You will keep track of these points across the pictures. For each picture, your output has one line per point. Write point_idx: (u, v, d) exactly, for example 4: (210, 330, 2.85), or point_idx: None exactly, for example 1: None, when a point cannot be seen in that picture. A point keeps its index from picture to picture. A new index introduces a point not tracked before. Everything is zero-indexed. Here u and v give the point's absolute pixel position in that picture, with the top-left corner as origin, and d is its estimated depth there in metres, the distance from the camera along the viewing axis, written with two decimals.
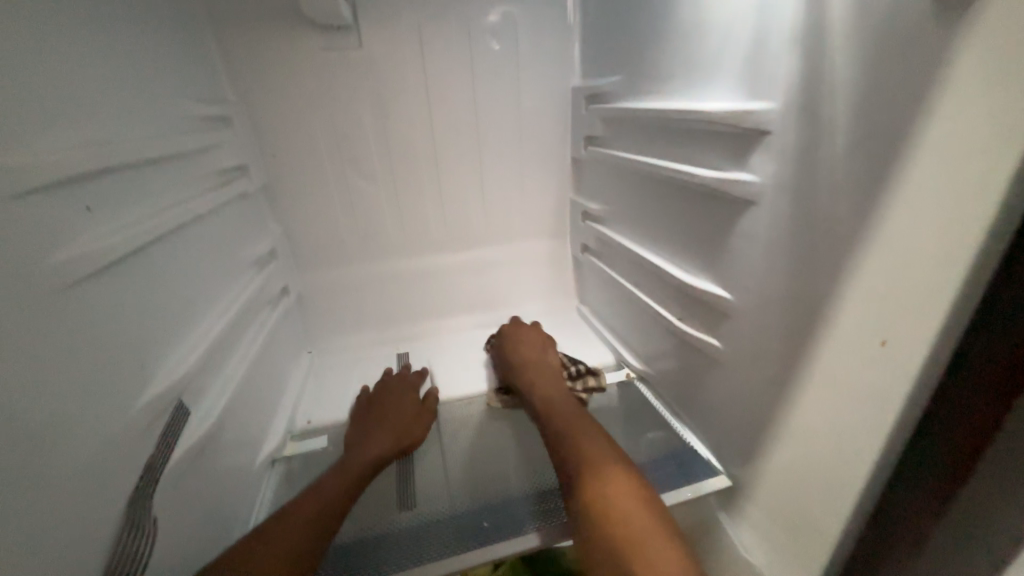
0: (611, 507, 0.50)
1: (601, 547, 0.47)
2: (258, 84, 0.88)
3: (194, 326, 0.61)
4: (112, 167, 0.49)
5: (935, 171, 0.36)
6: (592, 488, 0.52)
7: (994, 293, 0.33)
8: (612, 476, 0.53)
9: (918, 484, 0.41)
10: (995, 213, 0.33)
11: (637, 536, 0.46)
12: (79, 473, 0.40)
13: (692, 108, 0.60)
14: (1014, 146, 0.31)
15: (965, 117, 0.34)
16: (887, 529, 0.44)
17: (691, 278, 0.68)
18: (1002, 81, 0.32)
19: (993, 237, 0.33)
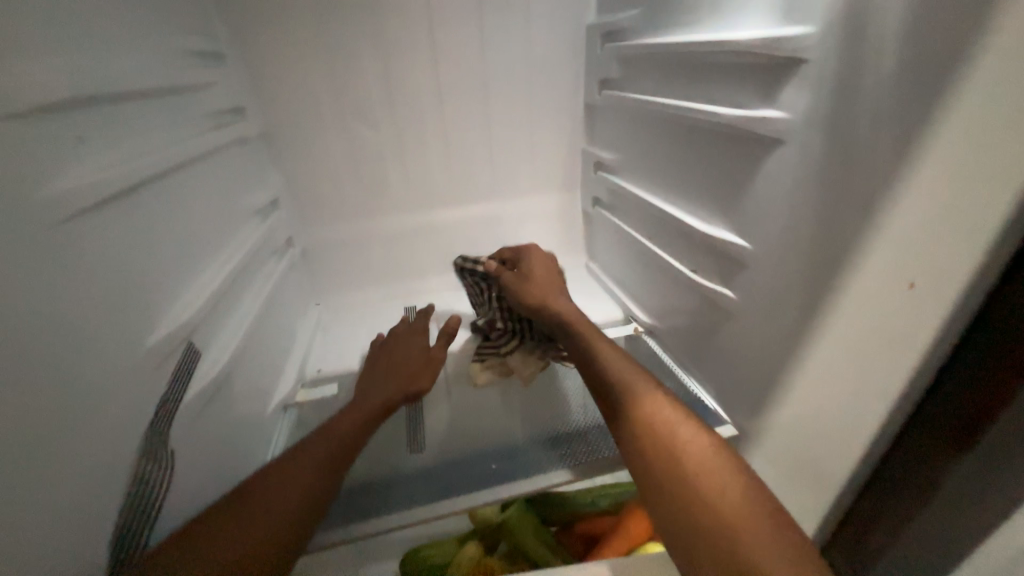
0: (662, 441, 0.46)
1: (701, 531, 0.39)
2: (253, 20, 0.83)
3: (200, 271, 0.60)
4: (102, 97, 0.46)
5: (990, 95, 0.33)
6: (677, 459, 0.44)
7: None
8: (697, 444, 0.45)
9: (943, 418, 0.42)
10: None
11: (742, 519, 0.39)
12: (93, 404, 0.40)
13: (718, 39, 0.55)
14: None
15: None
16: (902, 463, 0.46)
17: (707, 227, 0.65)
18: None
19: None
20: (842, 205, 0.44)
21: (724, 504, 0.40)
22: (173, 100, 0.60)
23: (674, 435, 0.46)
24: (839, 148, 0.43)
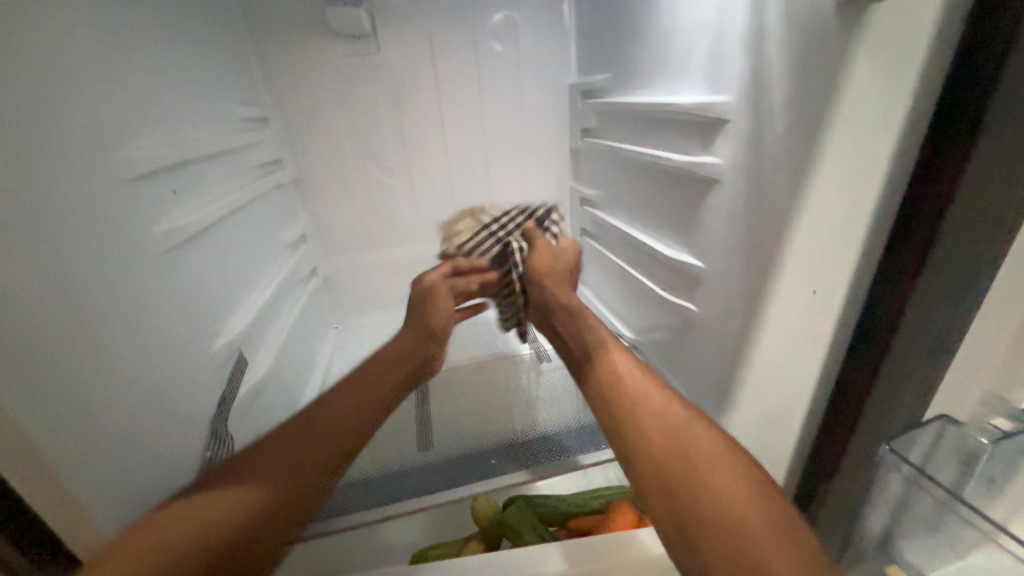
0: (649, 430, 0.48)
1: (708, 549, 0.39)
2: (288, 87, 0.99)
3: (247, 293, 0.72)
4: (185, 161, 0.60)
5: (847, 143, 0.46)
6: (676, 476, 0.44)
7: (921, 199, 0.45)
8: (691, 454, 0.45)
9: (857, 364, 0.54)
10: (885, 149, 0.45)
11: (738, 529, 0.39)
12: (180, 394, 0.51)
13: (667, 101, 0.69)
14: (895, 105, 0.43)
15: (862, 94, 0.44)
16: (833, 423, 0.58)
17: (671, 251, 0.77)
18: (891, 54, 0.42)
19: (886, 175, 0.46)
20: (760, 230, 0.56)
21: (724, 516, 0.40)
22: (230, 157, 0.75)
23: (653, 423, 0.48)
24: (755, 187, 0.56)
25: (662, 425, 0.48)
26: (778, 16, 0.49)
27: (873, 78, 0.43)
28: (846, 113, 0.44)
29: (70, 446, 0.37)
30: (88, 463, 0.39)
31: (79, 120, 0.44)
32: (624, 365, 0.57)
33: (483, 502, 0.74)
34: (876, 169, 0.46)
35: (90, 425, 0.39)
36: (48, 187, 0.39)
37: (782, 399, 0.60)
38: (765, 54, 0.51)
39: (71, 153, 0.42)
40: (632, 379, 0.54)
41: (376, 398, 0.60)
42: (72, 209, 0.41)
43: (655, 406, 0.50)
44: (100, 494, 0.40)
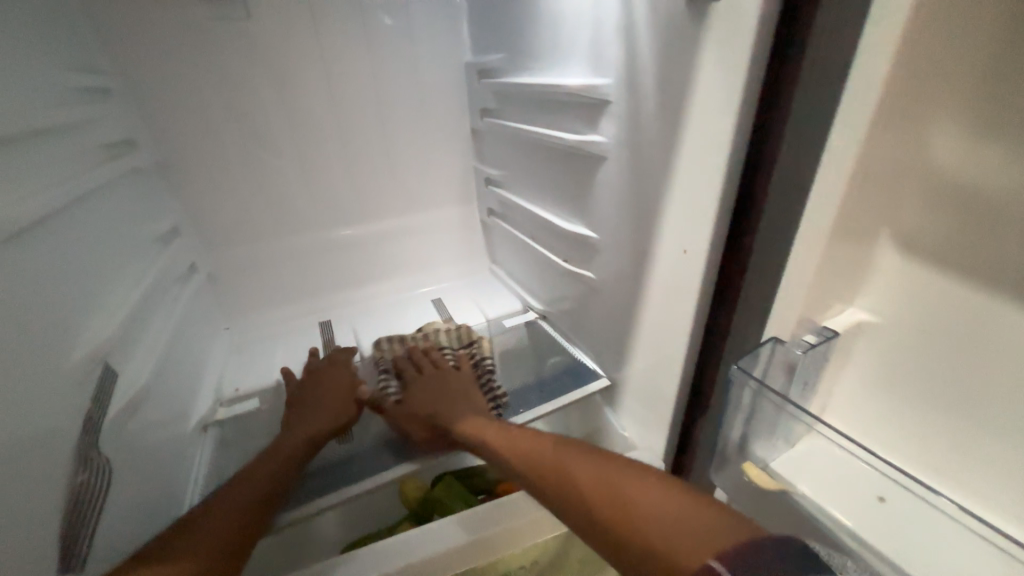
0: (609, 495, 0.49)
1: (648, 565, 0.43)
2: (138, 54, 0.85)
3: (109, 296, 0.62)
4: (2, 137, 0.49)
5: (702, 113, 0.51)
6: (634, 525, 0.45)
7: (751, 168, 0.49)
8: (646, 504, 0.46)
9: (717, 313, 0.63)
10: (729, 119, 0.48)
11: (662, 531, 0.43)
12: (33, 416, 0.43)
13: (557, 84, 0.73)
14: (732, 77, 0.47)
15: (709, 71, 0.49)
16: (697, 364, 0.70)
17: (570, 225, 0.83)
18: (727, 33, 0.46)
19: (731, 142, 0.49)
20: (642, 200, 0.63)
21: (665, 525, 0.44)
22: (65, 136, 0.63)
23: (619, 491, 0.49)
24: (635, 162, 0.63)
25: (633, 501, 0.47)
26: (643, 8, 0.55)
27: (714, 57, 0.48)
28: (700, 94, 0.50)
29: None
30: None
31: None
32: (577, 453, 0.57)
33: (409, 484, 0.75)
34: (724, 146, 0.49)
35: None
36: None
37: (668, 355, 0.66)
38: (635, 41, 0.57)
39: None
40: (585, 472, 0.53)
41: (289, 463, 0.63)
42: None
43: (622, 479, 0.50)
44: None
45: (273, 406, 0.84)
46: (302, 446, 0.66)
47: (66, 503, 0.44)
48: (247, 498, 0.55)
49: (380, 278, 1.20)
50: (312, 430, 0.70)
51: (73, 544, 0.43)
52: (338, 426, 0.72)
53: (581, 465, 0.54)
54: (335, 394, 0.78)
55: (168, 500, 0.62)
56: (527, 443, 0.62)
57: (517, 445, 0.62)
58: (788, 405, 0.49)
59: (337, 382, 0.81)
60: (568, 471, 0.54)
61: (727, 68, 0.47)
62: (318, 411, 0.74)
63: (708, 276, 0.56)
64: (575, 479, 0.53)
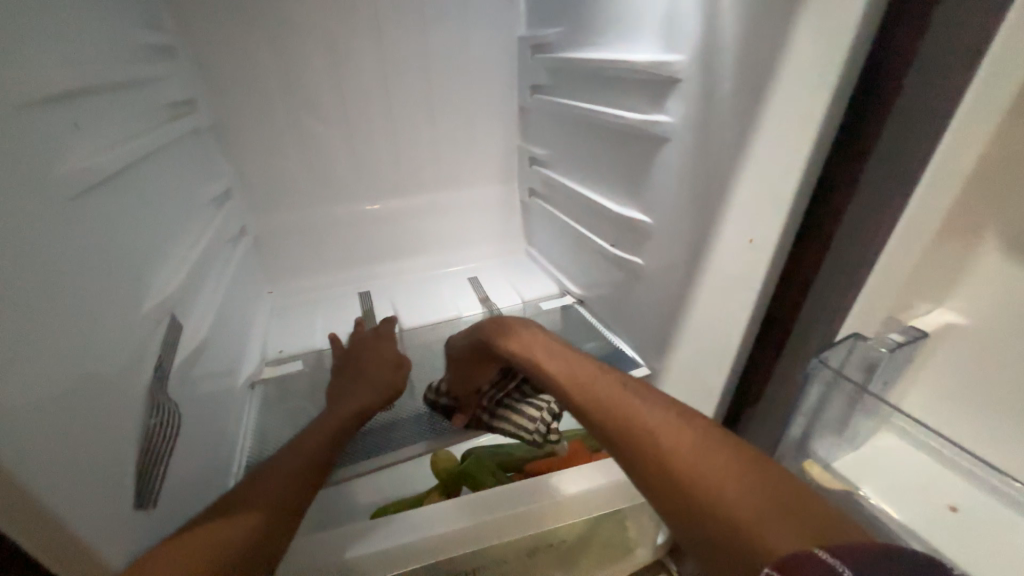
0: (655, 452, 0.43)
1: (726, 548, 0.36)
2: (199, 14, 0.85)
3: (173, 251, 0.64)
4: (82, 88, 0.50)
5: (786, 94, 0.48)
6: (711, 497, 0.38)
7: (843, 156, 0.46)
8: (711, 463, 0.40)
9: None
10: (820, 101, 0.45)
11: (728, 497, 0.37)
12: (113, 362, 0.45)
13: (621, 60, 0.70)
14: (827, 57, 0.43)
15: (800, 48, 0.46)
16: None
17: (620, 208, 0.81)
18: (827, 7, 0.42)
19: (818, 126, 0.46)
20: (706, 185, 0.61)
21: (725, 493, 0.37)
22: (133, 91, 0.63)
23: (680, 468, 0.41)
24: (702, 145, 0.60)
25: (698, 476, 0.39)
26: None
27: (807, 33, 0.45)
28: (787, 72, 0.47)
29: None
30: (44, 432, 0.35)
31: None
32: (643, 405, 0.49)
33: (442, 456, 0.76)
34: (809, 129, 0.47)
35: (6, 396, 0.32)
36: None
37: (718, 347, 0.64)
38: (716, 15, 0.54)
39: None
40: (654, 425, 0.46)
41: (343, 426, 0.65)
42: None
43: (677, 450, 0.42)
44: (52, 477, 0.34)
45: (315, 370, 0.86)
46: (353, 415, 0.67)
47: (140, 445, 0.46)
48: (306, 453, 0.58)
49: (417, 252, 1.21)
50: (360, 400, 0.71)
51: (145, 484, 0.45)
52: (385, 399, 0.74)
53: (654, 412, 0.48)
54: (379, 368, 0.79)
55: (221, 451, 0.65)
56: (610, 393, 0.53)
57: (581, 387, 0.56)
58: (864, 394, 0.54)
59: (381, 354, 0.82)
60: (638, 419, 0.47)
61: (824, 45, 0.44)
62: (360, 382, 0.75)
63: (774, 267, 0.54)
64: (656, 441, 0.44)
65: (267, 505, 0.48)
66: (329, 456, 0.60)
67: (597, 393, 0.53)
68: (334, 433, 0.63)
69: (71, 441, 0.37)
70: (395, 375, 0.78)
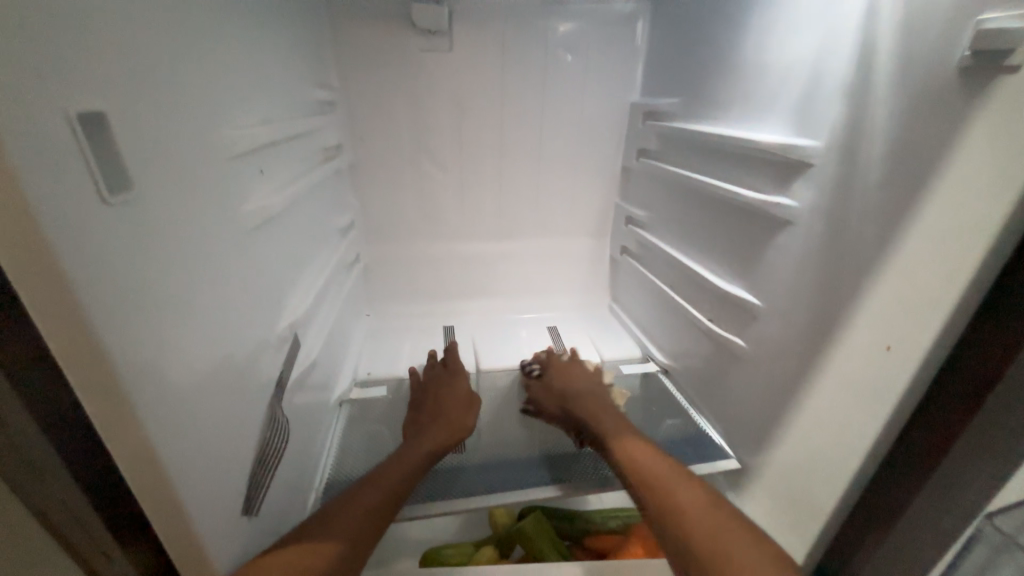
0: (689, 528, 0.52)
1: None
2: (357, 74, 0.99)
3: (305, 276, 0.73)
4: (269, 140, 0.61)
5: (952, 200, 0.43)
6: None
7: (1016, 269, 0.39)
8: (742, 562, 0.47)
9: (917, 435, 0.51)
10: (1003, 210, 0.39)
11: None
12: (248, 376, 0.52)
13: (745, 137, 0.69)
14: (1011, 167, 0.39)
15: (975, 154, 0.41)
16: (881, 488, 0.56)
17: (725, 284, 0.77)
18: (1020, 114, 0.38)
19: (994, 240, 0.40)
20: (835, 278, 0.56)
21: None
22: (302, 139, 0.75)
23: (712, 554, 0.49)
24: (834, 236, 0.56)
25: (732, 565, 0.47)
26: (887, 74, 0.49)
27: (983, 140, 0.41)
28: (956, 173, 0.43)
29: (161, 419, 0.35)
30: (196, 439, 0.40)
31: (180, 82, 0.43)
32: (687, 491, 0.57)
33: (500, 512, 0.76)
34: (978, 241, 0.41)
35: (174, 402, 0.37)
36: (149, 141, 0.37)
37: (833, 459, 0.56)
38: (867, 107, 0.51)
39: (171, 114, 0.41)
40: (694, 510, 0.54)
41: (412, 463, 0.66)
42: (192, 185, 0.43)
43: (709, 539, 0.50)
44: (192, 481, 0.39)
45: (396, 398, 0.91)
46: (426, 455, 0.68)
47: (254, 453, 0.51)
48: (383, 487, 0.60)
49: (503, 295, 1.24)
50: (433, 440, 0.72)
51: (253, 492, 0.50)
52: (454, 442, 0.74)
53: (691, 497, 0.56)
54: (453, 408, 0.80)
55: (307, 463, 0.69)
56: (648, 476, 0.60)
57: (648, 466, 0.61)
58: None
59: (459, 390, 0.85)
60: (681, 500, 0.55)
61: (1004, 154, 0.39)
62: (436, 420, 0.77)
63: (918, 385, 0.47)
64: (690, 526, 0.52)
65: (345, 538, 0.51)
66: (402, 493, 0.61)
67: (664, 477, 0.59)
68: (407, 470, 0.64)
69: (206, 445, 0.42)
70: (465, 418, 0.78)
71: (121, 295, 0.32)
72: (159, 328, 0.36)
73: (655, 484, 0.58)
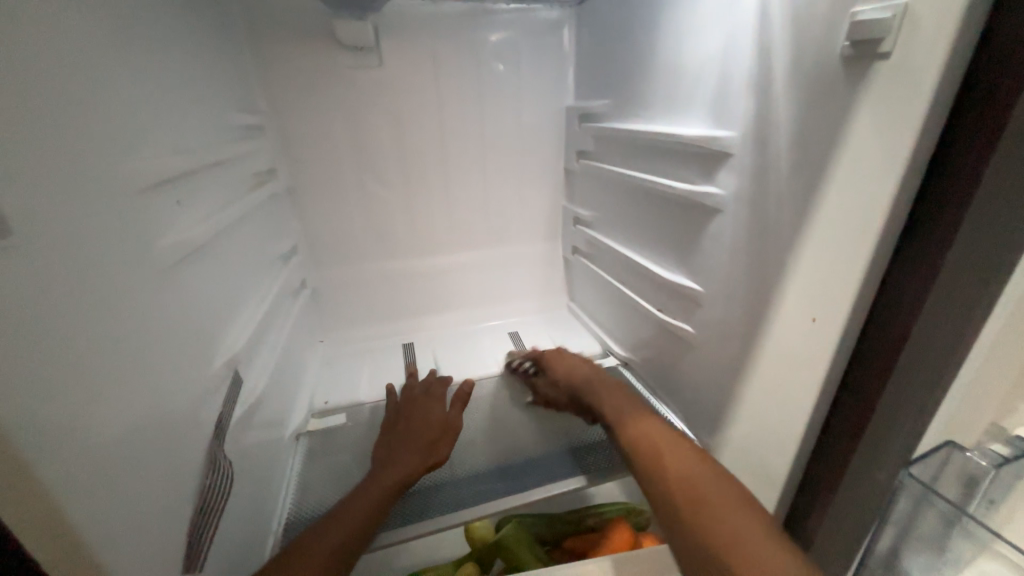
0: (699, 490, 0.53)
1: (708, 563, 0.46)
2: (285, 94, 0.96)
3: (243, 309, 0.69)
4: (187, 170, 0.58)
5: (850, 177, 0.47)
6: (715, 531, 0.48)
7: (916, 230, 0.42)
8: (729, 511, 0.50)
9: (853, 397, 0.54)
10: (893, 183, 0.43)
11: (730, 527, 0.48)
12: (180, 422, 0.48)
13: (671, 133, 0.72)
14: (894, 143, 0.42)
15: (864, 134, 0.45)
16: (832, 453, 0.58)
17: (670, 274, 0.80)
18: (895, 94, 0.41)
19: (889, 211, 0.44)
20: (762, 258, 0.59)
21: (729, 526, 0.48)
22: (227, 166, 0.72)
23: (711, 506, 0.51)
24: (757, 219, 0.59)
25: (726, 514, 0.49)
26: (784, 66, 0.52)
27: (869, 119, 0.44)
28: (852, 151, 0.46)
29: (74, 483, 0.32)
30: (119, 498, 0.36)
31: (77, 115, 0.40)
32: (704, 465, 0.57)
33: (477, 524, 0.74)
34: (876, 213, 0.45)
35: (89, 461, 0.34)
36: (34, 177, 0.34)
37: (781, 430, 0.59)
38: (771, 97, 0.55)
39: (62, 150, 0.38)
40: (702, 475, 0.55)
41: (375, 500, 0.63)
42: (91, 224, 0.40)
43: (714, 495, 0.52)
44: (118, 546, 0.35)
45: (357, 424, 0.87)
46: (392, 488, 0.65)
47: (194, 504, 0.47)
48: (344, 534, 0.57)
49: (461, 306, 1.23)
50: (404, 468, 0.69)
51: (195, 549, 0.46)
52: (426, 468, 0.71)
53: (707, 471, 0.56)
54: (426, 430, 0.77)
55: (262, 507, 0.65)
56: (682, 465, 0.57)
57: (668, 453, 0.60)
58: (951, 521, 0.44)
59: (434, 410, 0.82)
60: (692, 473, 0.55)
61: (887, 131, 0.43)
62: (407, 444, 0.74)
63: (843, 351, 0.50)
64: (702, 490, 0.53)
65: None
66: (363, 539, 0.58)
67: (688, 465, 0.57)
68: (369, 511, 0.61)
69: (132, 507, 0.38)
70: (444, 443, 0.75)
71: (9, 352, 0.29)
72: (62, 383, 0.33)
73: (688, 474, 0.55)
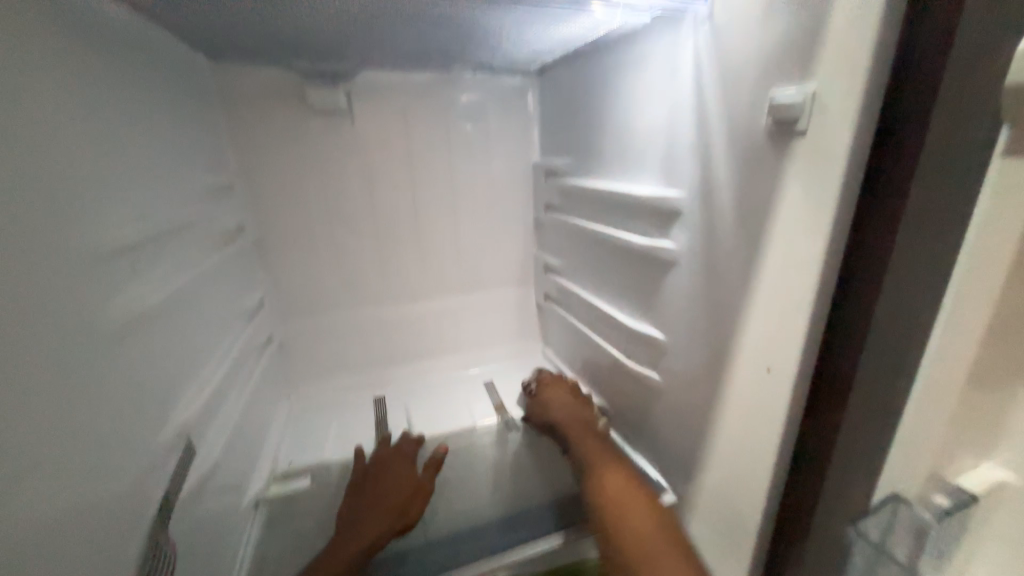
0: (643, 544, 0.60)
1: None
2: (257, 153, 0.98)
3: (200, 371, 0.67)
4: (148, 234, 0.58)
5: (786, 236, 0.50)
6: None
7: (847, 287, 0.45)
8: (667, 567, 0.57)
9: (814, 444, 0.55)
10: (823, 242, 0.46)
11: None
12: (119, 503, 0.45)
13: (628, 190, 0.76)
14: (820, 207, 0.46)
15: (794, 197, 0.49)
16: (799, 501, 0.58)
17: (636, 322, 0.82)
18: (816, 164, 0.46)
19: (823, 268, 0.47)
20: (717, 309, 0.61)
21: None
22: (193, 226, 0.72)
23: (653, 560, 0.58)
24: (709, 272, 0.62)
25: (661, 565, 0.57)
26: (720, 135, 0.57)
27: (797, 184, 0.48)
28: (785, 213, 0.50)
29: None
30: None
31: (32, 190, 0.40)
32: (650, 516, 0.64)
33: None
34: (812, 269, 0.48)
35: (7, 558, 0.31)
36: None
37: (750, 479, 0.59)
38: (712, 161, 0.59)
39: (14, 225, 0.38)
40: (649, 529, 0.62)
41: (338, 570, 0.61)
42: (39, 298, 0.39)
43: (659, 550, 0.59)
44: None
45: (321, 487, 0.83)
46: (357, 557, 0.63)
47: None
48: None
49: (435, 355, 1.22)
50: (373, 531, 0.67)
51: None
52: (394, 531, 0.69)
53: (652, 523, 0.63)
54: (397, 489, 0.74)
55: None
56: (631, 513, 0.64)
57: (624, 501, 0.66)
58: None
59: (404, 468, 0.79)
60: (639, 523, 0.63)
61: (813, 195, 0.47)
62: (375, 507, 0.71)
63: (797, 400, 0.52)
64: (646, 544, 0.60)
65: None
66: None
67: (640, 516, 0.63)
68: None
69: None
70: (415, 503, 0.73)
71: None
72: None
73: (635, 526, 0.62)
